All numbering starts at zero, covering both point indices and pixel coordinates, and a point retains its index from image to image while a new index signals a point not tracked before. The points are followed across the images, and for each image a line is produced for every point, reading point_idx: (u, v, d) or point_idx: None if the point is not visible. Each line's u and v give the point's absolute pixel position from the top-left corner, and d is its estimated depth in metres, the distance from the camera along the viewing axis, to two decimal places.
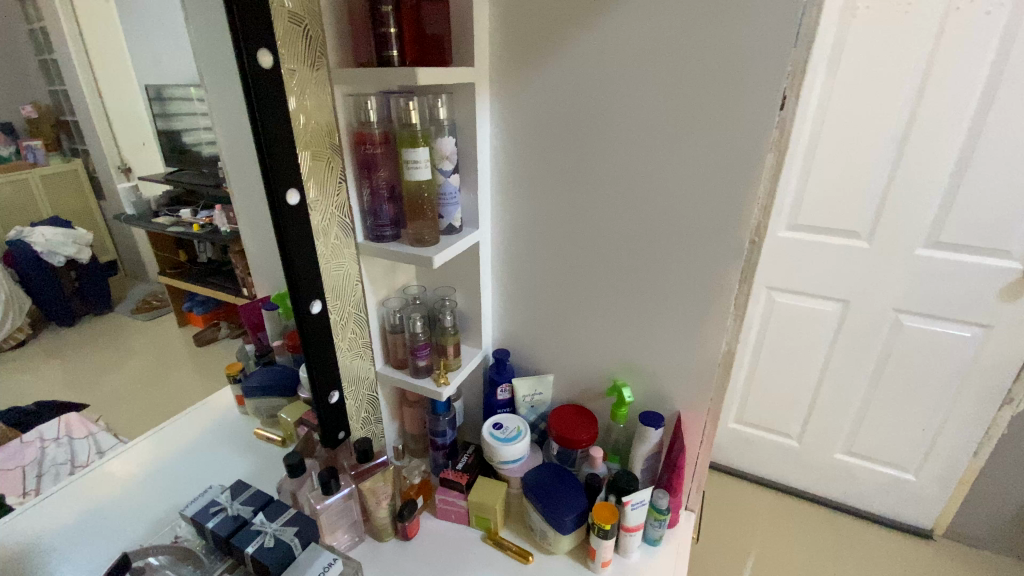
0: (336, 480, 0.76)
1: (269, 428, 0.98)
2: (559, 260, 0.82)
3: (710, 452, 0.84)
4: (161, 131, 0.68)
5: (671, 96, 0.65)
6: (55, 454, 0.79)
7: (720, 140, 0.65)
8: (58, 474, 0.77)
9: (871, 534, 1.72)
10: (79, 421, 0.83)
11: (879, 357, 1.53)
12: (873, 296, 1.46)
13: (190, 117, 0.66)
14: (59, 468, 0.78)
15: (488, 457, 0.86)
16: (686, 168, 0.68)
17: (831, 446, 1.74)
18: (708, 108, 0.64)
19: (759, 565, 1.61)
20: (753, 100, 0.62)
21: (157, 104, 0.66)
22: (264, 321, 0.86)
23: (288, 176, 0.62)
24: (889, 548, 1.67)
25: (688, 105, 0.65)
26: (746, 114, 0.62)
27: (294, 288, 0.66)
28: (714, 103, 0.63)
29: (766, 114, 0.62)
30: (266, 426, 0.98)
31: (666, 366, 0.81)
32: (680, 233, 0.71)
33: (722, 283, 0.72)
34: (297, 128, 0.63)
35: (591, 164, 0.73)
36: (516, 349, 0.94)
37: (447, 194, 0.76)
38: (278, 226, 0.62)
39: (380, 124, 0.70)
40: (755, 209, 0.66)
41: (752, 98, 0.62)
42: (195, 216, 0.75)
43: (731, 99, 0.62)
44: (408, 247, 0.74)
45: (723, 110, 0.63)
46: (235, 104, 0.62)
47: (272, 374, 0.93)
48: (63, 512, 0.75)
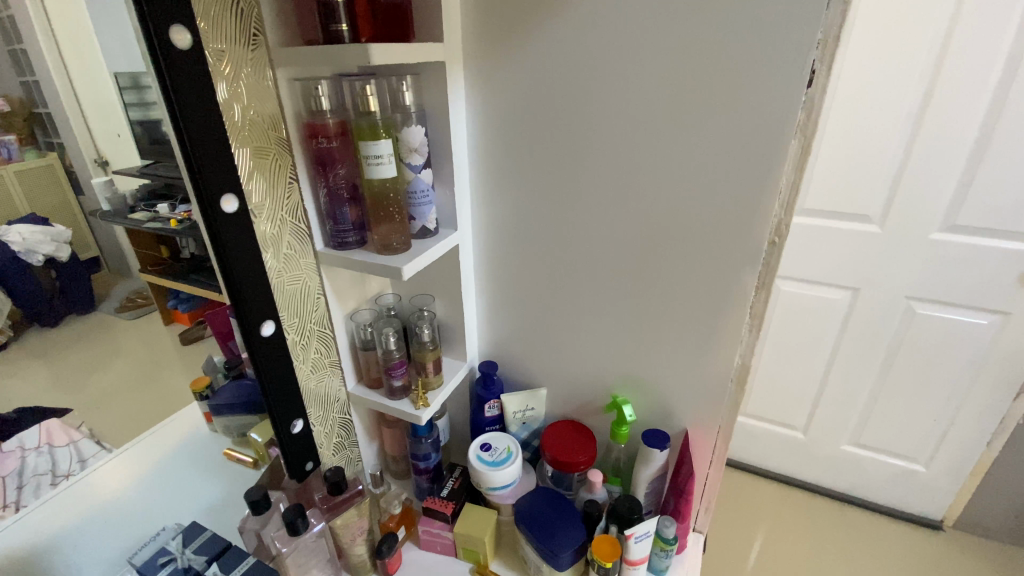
0: (305, 519, 0.67)
1: (242, 448, 0.72)
2: (550, 264, 0.73)
3: (720, 472, 0.76)
4: (135, 121, 0.51)
5: (680, 73, 0.55)
6: (36, 463, 0.71)
7: (736, 125, 0.55)
8: (39, 486, 0.69)
9: (880, 526, 1.66)
10: (62, 428, 0.73)
11: (890, 347, 1.45)
12: (886, 283, 1.37)
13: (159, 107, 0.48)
14: (40, 479, 0.70)
15: (476, 483, 0.78)
16: (696, 158, 0.58)
17: (838, 438, 1.67)
18: (722, 86, 0.54)
19: (764, 555, 1.56)
20: (776, 75, 0.52)
21: (132, 93, 0.49)
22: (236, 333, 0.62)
23: (223, 179, 0.52)
24: (899, 540, 1.61)
25: (699, 82, 0.55)
26: (767, 93, 0.53)
27: (239, 310, 0.56)
28: (728, 81, 0.54)
29: (791, 93, 0.52)
30: (238, 447, 0.73)
31: (672, 379, 0.72)
32: (689, 232, 0.62)
33: (736, 288, 0.63)
34: (232, 122, 0.53)
35: (585, 155, 0.63)
36: (505, 360, 0.85)
37: (418, 191, 0.66)
38: (214, 239, 0.53)
39: (334, 113, 0.60)
40: (776, 204, 0.57)
41: (774, 74, 0.52)
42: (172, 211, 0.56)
43: (749, 76, 0.53)
44: (375, 256, 0.64)
45: (740, 88, 0.53)
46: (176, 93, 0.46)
47: (247, 390, 0.67)
48: (53, 522, 0.65)
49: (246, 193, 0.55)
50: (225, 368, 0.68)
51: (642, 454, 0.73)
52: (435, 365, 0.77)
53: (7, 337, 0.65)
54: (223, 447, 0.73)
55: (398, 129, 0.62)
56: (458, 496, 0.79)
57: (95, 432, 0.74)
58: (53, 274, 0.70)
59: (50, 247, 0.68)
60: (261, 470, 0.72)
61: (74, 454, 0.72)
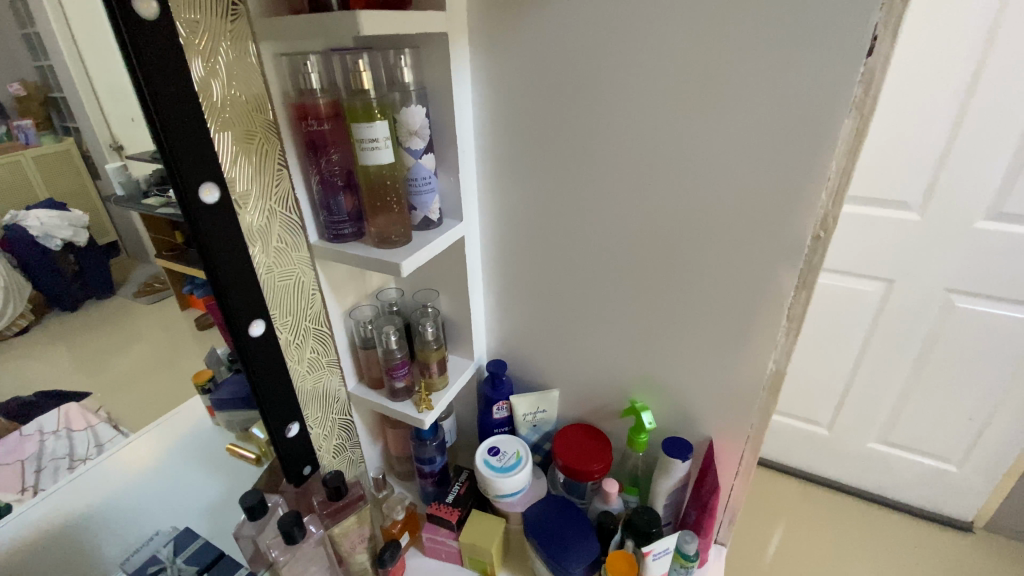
0: (301, 527, 0.63)
1: (245, 444, 0.68)
2: (563, 258, 0.67)
3: (746, 483, 0.70)
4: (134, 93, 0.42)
5: (715, 42, 0.48)
6: (55, 447, 0.57)
7: (779, 102, 0.48)
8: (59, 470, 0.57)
9: (905, 526, 1.59)
10: (79, 412, 0.56)
11: (925, 341, 1.36)
12: (924, 273, 1.27)
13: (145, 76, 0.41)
14: (59, 464, 0.58)
15: (483, 489, 0.73)
16: (731, 141, 0.51)
17: (864, 435, 1.60)
18: (764, 58, 0.47)
19: (782, 550, 1.52)
20: (829, 44, 0.45)
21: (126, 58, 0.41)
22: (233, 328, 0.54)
23: (202, 166, 0.47)
24: (927, 541, 1.54)
25: (737, 53, 0.48)
26: (818, 64, 0.46)
27: (224, 308, 0.52)
28: (772, 51, 0.47)
29: (848, 64, 0.45)
30: (241, 442, 0.68)
31: (696, 385, 0.66)
32: (720, 225, 0.56)
33: (772, 287, 0.56)
34: (210, 102, 0.48)
35: (603, 137, 0.57)
36: (515, 358, 0.80)
37: (419, 178, 0.60)
38: (194, 233, 0.48)
39: (325, 92, 0.54)
40: (823, 194, 0.50)
41: (826, 42, 0.45)
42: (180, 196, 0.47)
43: (797, 46, 0.46)
44: (372, 250, 0.59)
45: (785, 62, 0.47)
46: (145, 64, 0.41)
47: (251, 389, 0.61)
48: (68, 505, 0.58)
49: (229, 181, 0.50)
50: (228, 362, 0.61)
51: (662, 465, 0.68)
52: (440, 368, 0.73)
53: (29, 321, 0.51)
54: (224, 443, 0.67)
55: (396, 110, 0.56)
56: (463, 503, 0.74)
57: (114, 417, 0.58)
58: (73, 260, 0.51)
59: (69, 233, 0.49)
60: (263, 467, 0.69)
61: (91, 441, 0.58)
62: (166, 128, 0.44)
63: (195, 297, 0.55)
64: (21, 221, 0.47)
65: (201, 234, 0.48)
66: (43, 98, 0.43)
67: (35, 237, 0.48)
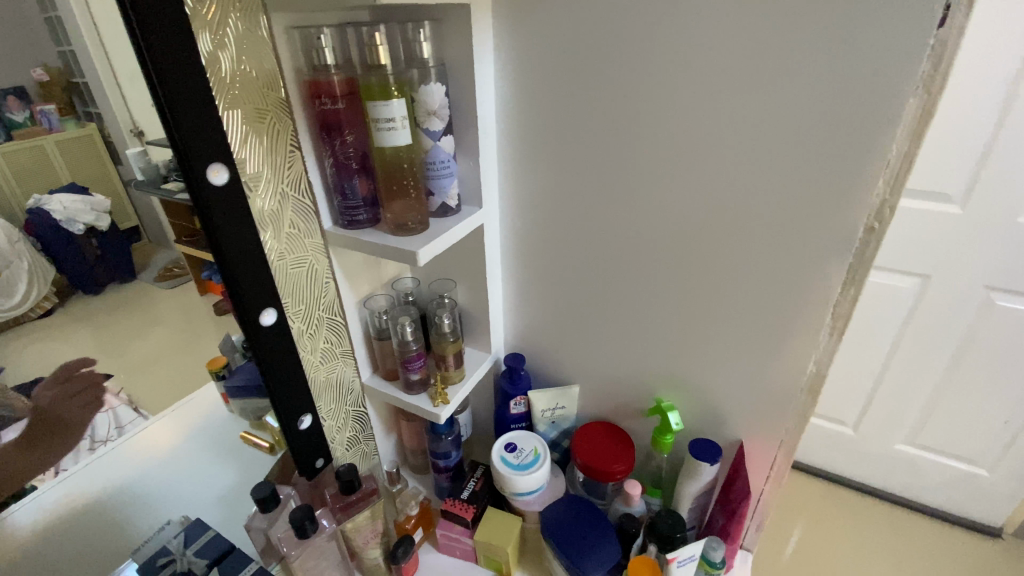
0: (313, 522, 0.62)
1: (259, 431, 0.67)
2: (588, 248, 0.63)
3: (778, 488, 0.66)
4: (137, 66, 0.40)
5: (766, 12, 0.44)
6: None
7: (837, 79, 0.44)
8: None
9: (932, 531, 1.52)
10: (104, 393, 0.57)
11: (961, 339, 1.29)
12: (963, 268, 1.21)
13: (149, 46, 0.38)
14: None
15: (500, 486, 0.71)
16: (779, 122, 0.47)
17: (891, 436, 1.53)
18: (822, 29, 0.43)
19: (801, 550, 1.46)
20: (896, 12, 0.40)
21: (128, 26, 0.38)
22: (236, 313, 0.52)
23: (210, 145, 0.44)
24: (955, 548, 1.47)
25: (790, 24, 0.44)
26: (883, 35, 0.41)
27: (235, 295, 0.49)
28: (830, 20, 0.42)
29: (916, 35, 0.40)
30: (256, 430, 0.68)
31: (727, 383, 0.62)
32: (761, 214, 0.52)
33: (816, 282, 0.52)
34: (219, 78, 0.45)
35: (636, 118, 0.53)
36: (533, 352, 0.77)
37: (437, 162, 0.57)
38: (202, 216, 0.45)
39: (340, 68, 0.51)
40: (880, 181, 0.46)
41: (893, 10, 0.40)
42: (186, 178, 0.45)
43: (861, 16, 0.41)
44: (388, 237, 0.56)
45: (845, 33, 0.42)
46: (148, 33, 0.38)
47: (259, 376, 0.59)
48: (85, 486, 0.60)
49: (239, 163, 0.48)
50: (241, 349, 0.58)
51: (688, 467, 0.65)
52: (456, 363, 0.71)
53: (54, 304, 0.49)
54: (240, 430, 0.68)
55: (413, 88, 0.53)
56: (479, 500, 0.72)
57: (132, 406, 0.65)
58: (95, 243, 0.49)
59: (89, 218, 0.47)
60: (276, 456, 0.68)
61: None
62: (173, 103, 0.41)
63: (213, 283, 0.52)
64: (43, 205, 0.46)
65: (209, 217, 0.45)
66: (67, 82, 0.41)
67: (57, 222, 0.47)
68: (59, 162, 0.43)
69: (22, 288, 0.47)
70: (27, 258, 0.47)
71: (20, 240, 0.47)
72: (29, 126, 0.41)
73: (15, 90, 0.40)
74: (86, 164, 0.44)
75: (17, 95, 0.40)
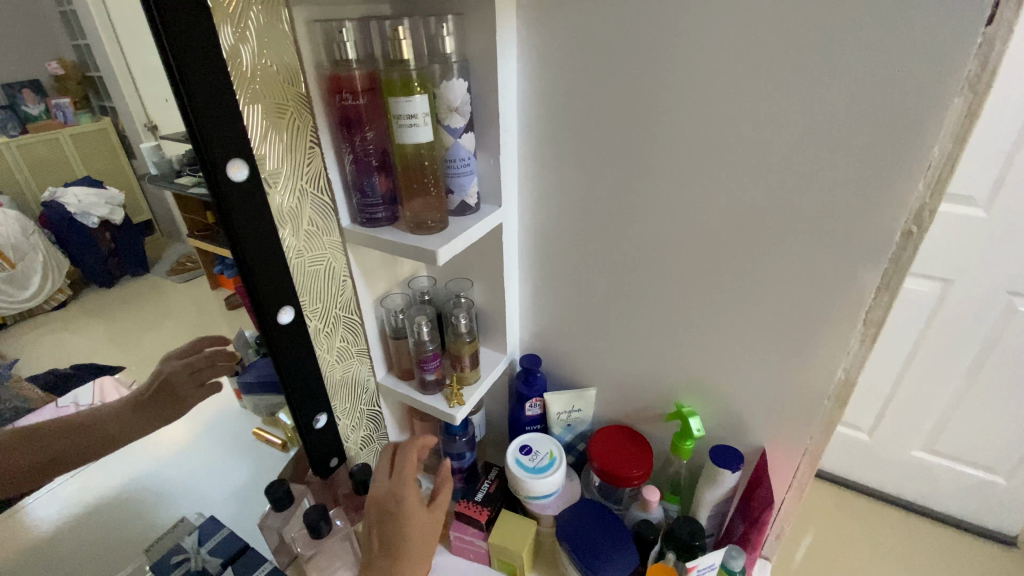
0: (328, 521, 0.61)
1: (273, 428, 0.65)
2: (610, 248, 0.62)
3: (798, 497, 0.66)
4: (159, 60, 0.39)
5: (803, 9, 0.43)
6: None
7: (878, 78, 0.42)
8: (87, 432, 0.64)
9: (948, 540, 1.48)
10: (112, 384, 0.51)
11: (982, 345, 1.26)
12: (986, 271, 1.17)
13: (171, 40, 0.38)
14: None
15: (514, 489, 0.70)
16: (815, 122, 0.46)
17: (907, 442, 1.50)
18: (865, 27, 0.41)
19: (812, 552, 1.42)
20: (943, 8, 0.39)
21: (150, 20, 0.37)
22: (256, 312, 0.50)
23: (230, 141, 0.43)
24: (972, 558, 1.43)
25: (829, 22, 0.42)
26: (927, 33, 0.40)
27: (252, 293, 0.49)
28: (871, 18, 0.41)
29: (963, 32, 0.39)
30: (269, 425, 0.66)
31: (750, 388, 0.61)
32: (793, 216, 0.50)
33: (848, 287, 0.51)
34: (239, 72, 0.44)
35: (664, 117, 0.52)
36: (550, 353, 0.77)
37: (457, 159, 0.56)
38: (221, 212, 0.45)
39: (361, 63, 0.50)
40: (919, 183, 0.44)
41: (940, 6, 0.39)
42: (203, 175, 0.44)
43: (906, 13, 0.40)
44: (406, 236, 0.55)
45: (887, 31, 0.41)
46: (171, 26, 0.38)
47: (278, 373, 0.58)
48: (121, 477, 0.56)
49: (259, 159, 0.47)
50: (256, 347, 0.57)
51: (708, 474, 0.64)
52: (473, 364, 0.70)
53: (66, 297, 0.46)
54: (251, 426, 0.64)
55: (435, 84, 0.52)
56: (494, 502, 0.71)
57: None
58: (109, 237, 0.46)
59: (105, 212, 0.43)
60: (290, 453, 0.67)
61: None
62: (194, 99, 0.41)
63: (226, 278, 0.52)
64: (59, 197, 0.42)
65: (228, 214, 0.45)
66: (83, 77, 0.39)
67: (72, 215, 0.43)
68: (76, 161, 0.41)
69: (36, 282, 0.44)
70: (42, 250, 0.43)
71: (35, 234, 0.42)
72: (46, 120, 0.39)
73: (31, 82, 0.38)
74: (102, 161, 0.42)
75: (33, 88, 0.38)
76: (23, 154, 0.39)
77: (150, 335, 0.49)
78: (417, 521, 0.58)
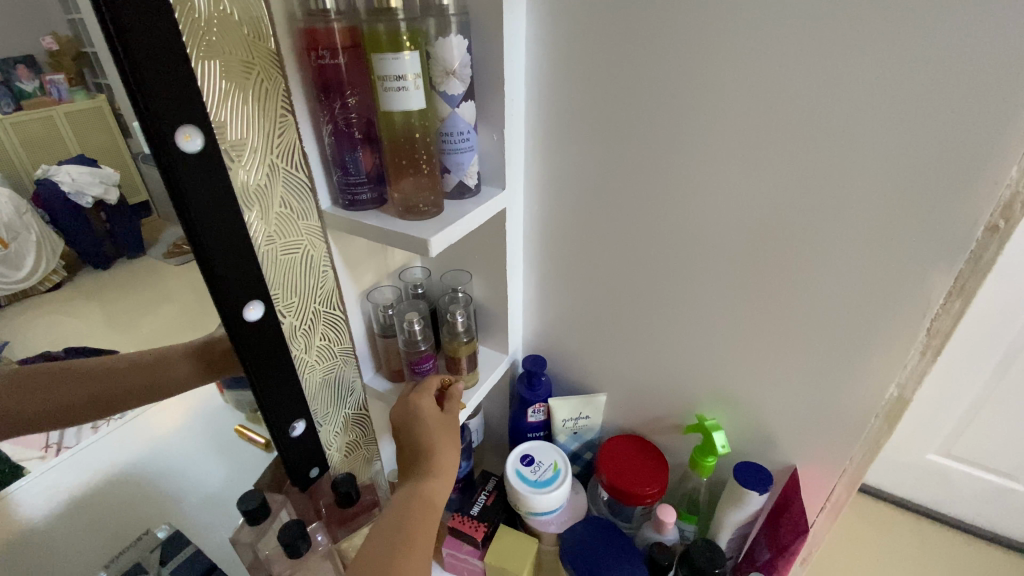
0: (307, 538, 0.55)
1: (254, 426, 0.57)
2: (632, 243, 0.55)
3: (831, 519, 0.61)
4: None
5: None
6: None
7: (978, 43, 0.35)
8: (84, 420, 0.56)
9: (978, 556, 1.27)
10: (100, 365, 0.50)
11: (1006, 350, 1.07)
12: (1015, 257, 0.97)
13: None
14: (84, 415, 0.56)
15: (515, 504, 0.64)
16: (888, 103, 0.39)
17: (921, 444, 1.29)
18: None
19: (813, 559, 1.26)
20: None
21: None
22: (228, 297, 0.42)
23: (183, 104, 0.35)
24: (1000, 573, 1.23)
25: None
26: None
27: (213, 286, 0.41)
28: None
29: None
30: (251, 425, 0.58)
31: (786, 400, 0.56)
32: (855, 210, 0.43)
33: (913, 291, 0.45)
34: (192, 20, 0.36)
35: (701, 96, 0.45)
36: (556, 354, 0.70)
37: (455, 133, 0.48)
38: (172, 193, 0.37)
39: (341, 15, 0.42)
40: (1014, 168, 0.38)
41: None
42: (145, 142, 0.35)
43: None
44: (395, 221, 0.48)
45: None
46: None
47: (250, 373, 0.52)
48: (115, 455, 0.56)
49: (217, 127, 0.39)
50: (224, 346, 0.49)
51: (733, 494, 0.58)
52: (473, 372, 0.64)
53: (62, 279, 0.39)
54: (234, 423, 0.59)
55: (429, 42, 0.44)
56: (491, 517, 0.65)
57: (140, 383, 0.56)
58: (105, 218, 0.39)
59: (100, 191, 0.37)
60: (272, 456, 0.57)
61: None
62: (134, 48, 0.32)
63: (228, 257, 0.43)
64: (52, 175, 0.36)
65: (180, 194, 0.37)
66: (78, 53, 0.33)
67: (67, 194, 0.37)
68: (71, 139, 0.35)
69: (30, 263, 0.37)
70: (37, 230, 0.37)
71: (30, 213, 0.36)
72: (39, 98, 0.34)
73: (25, 57, 0.32)
74: (98, 140, 0.36)
75: (28, 63, 0.32)
76: (18, 134, 0.34)
77: (148, 318, 0.47)
78: (434, 412, 0.57)
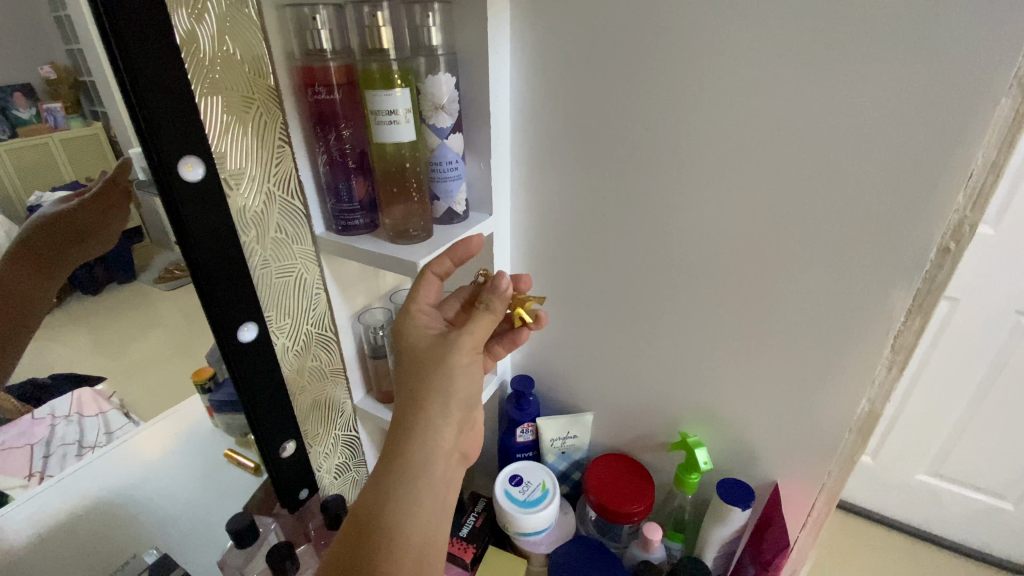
0: (295, 560, 0.55)
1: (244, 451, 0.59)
2: (613, 266, 0.58)
3: (812, 535, 0.62)
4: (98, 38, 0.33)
5: (832, 16, 0.39)
6: (65, 432, 0.46)
7: (920, 81, 0.39)
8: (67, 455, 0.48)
9: None
10: (92, 399, 0.44)
11: (990, 365, 1.10)
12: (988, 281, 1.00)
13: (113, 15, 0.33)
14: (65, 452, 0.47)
15: (503, 525, 0.64)
16: (841, 136, 0.42)
17: (909, 463, 1.30)
18: (908, 27, 0.38)
19: None
20: (991, 15, 0.36)
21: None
22: (222, 319, 0.44)
23: (185, 134, 0.38)
24: None
25: (860, 29, 0.39)
26: (971, 43, 0.37)
27: (208, 307, 0.43)
28: (908, 26, 0.38)
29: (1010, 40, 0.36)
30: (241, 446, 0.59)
31: (766, 415, 0.57)
32: (817, 234, 0.46)
33: (877, 310, 0.47)
34: (198, 61, 0.39)
35: (674, 127, 0.48)
36: (544, 374, 0.72)
37: (444, 163, 0.51)
38: (173, 216, 0.39)
39: (337, 53, 0.45)
40: (959, 195, 0.41)
41: (987, 13, 0.36)
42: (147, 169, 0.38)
43: (956, 11, 0.36)
44: (386, 245, 0.50)
45: (927, 40, 0.38)
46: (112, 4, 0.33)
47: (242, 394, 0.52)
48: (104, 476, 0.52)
49: (218, 157, 0.41)
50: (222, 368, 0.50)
51: (717, 510, 0.59)
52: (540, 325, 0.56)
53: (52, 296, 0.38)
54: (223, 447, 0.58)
55: (420, 78, 0.47)
56: (479, 538, 0.66)
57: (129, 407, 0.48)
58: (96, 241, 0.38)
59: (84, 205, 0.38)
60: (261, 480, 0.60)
61: (98, 428, 0.47)
62: (143, 87, 0.35)
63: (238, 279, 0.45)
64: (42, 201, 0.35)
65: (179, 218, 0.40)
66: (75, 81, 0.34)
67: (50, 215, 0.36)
68: (66, 164, 0.34)
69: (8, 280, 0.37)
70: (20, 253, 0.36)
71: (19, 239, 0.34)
72: (36, 126, 0.33)
73: (22, 85, 0.31)
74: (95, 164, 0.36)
75: (24, 90, 0.32)
76: (13, 162, 0.33)
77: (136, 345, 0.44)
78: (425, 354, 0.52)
